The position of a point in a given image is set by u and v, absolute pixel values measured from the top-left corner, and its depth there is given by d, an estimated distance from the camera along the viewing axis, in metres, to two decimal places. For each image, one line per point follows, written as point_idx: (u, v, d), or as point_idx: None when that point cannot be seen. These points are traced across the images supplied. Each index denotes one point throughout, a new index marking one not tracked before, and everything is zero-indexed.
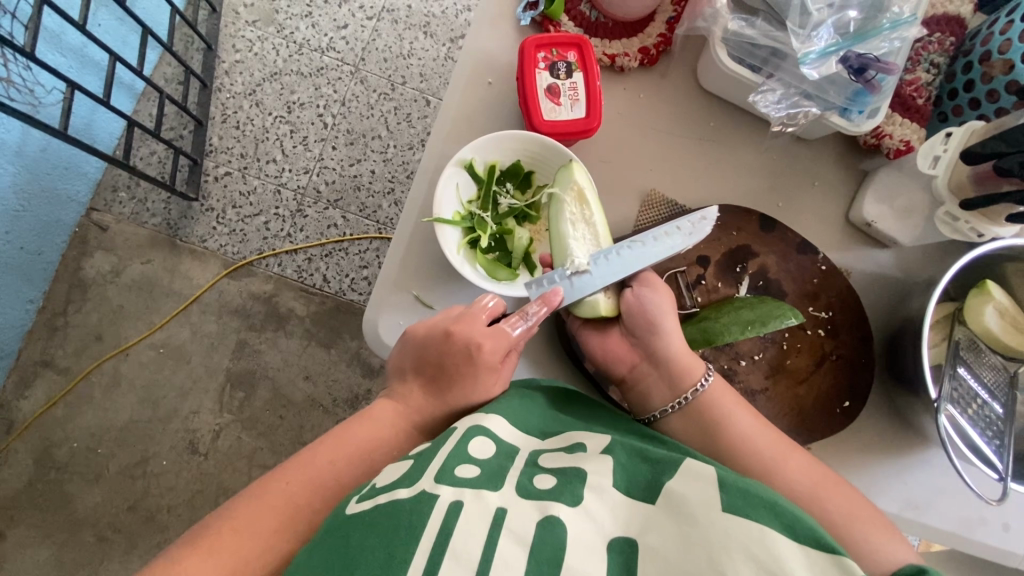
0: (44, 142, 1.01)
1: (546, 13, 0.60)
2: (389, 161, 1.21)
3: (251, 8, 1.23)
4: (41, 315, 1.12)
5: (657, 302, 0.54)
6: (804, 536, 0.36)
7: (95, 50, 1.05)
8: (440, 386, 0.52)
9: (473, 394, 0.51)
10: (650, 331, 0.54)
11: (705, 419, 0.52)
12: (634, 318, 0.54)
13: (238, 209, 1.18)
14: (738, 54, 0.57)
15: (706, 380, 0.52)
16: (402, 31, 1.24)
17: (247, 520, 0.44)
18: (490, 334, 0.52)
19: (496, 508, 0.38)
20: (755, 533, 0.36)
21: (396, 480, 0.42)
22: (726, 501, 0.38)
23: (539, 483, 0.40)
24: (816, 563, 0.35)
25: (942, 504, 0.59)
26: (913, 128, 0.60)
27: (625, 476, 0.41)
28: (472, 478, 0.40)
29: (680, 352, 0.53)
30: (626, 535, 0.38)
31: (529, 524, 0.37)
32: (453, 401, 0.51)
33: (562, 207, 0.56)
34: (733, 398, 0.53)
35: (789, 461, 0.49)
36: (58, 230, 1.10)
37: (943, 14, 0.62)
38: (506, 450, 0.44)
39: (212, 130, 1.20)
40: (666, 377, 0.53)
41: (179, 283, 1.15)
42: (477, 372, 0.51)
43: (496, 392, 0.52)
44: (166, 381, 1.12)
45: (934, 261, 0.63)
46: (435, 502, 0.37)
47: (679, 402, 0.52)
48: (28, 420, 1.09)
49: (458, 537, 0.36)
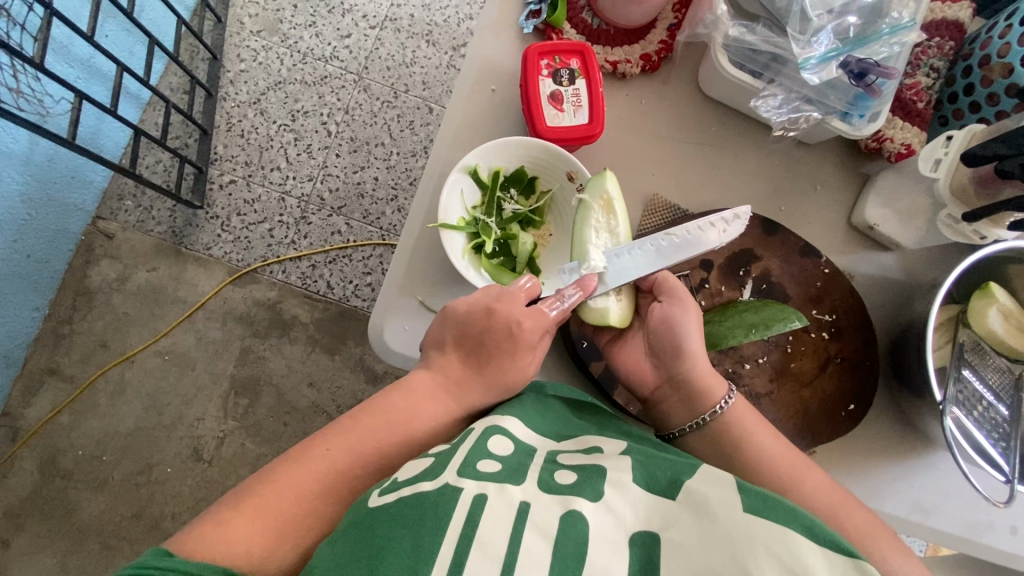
0: (51, 151, 1.03)
1: (548, 21, 0.61)
2: (392, 168, 1.22)
3: (255, 18, 1.25)
4: (47, 323, 1.13)
5: (687, 325, 0.53)
6: (825, 539, 0.36)
7: (103, 61, 1.06)
8: (480, 360, 0.52)
9: (508, 371, 0.52)
10: (675, 352, 0.53)
11: (725, 437, 0.52)
12: (660, 337, 0.54)
13: (243, 217, 1.19)
14: (740, 60, 0.57)
15: (728, 399, 0.52)
16: (405, 40, 1.25)
17: (277, 500, 0.44)
18: (529, 312, 0.52)
19: (519, 501, 0.38)
20: (778, 535, 0.36)
21: (418, 473, 0.42)
22: (748, 503, 0.38)
23: (560, 477, 0.41)
24: (837, 566, 0.35)
25: (950, 508, 0.59)
26: (913, 132, 0.60)
27: (645, 472, 0.41)
28: (494, 473, 0.40)
29: (702, 372, 0.53)
30: (648, 530, 0.38)
31: (553, 520, 0.37)
32: (489, 376, 0.52)
33: (588, 213, 0.56)
34: (755, 418, 0.53)
35: (809, 478, 0.49)
36: (65, 238, 1.11)
37: (942, 18, 0.62)
38: (525, 450, 0.45)
39: (217, 139, 1.21)
40: (686, 396, 0.53)
41: (184, 290, 1.16)
42: (515, 350, 0.52)
43: (531, 369, 0.53)
44: (170, 388, 1.13)
45: (937, 264, 0.63)
46: (459, 495, 0.38)
47: (697, 421, 0.53)
48: (33, 428, 1.09)
49: (483, 530, 0.36)
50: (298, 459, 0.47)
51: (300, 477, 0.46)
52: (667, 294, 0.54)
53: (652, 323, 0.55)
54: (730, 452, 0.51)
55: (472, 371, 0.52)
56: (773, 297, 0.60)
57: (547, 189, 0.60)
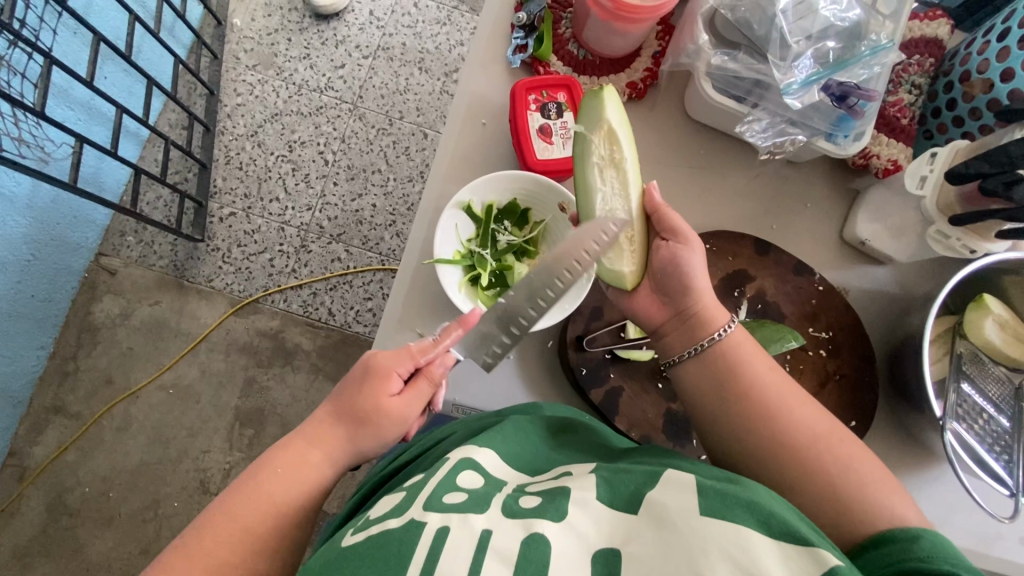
0: (53, 193, 1.05)
1: (535, 55, 0.63)
2: (389, 194, 1.23)
3: (251, 53, 1.27)
4: (52, 361, 1.13)
5: (691, 259, 0.52)
6: (780, 530, 0.35)
7: (102, 103, 1.08)
8: (349, 417, 0.50)
9: (361, 404, 0.50)
10: (680, 290, 0.52)
11: (720, 365, 0.51)
12: (665, 274, 0.53)
13: (243, 248, 1.20)
14: (723, 87, 0.59)
15: (729, 327, 0.51)
16: (398, 68, 1.28)
17: (205, 571, 0.44)
18: (396, 359, 0.51)
19: (481, 530, 0.38)
20: (730, 533, 0.35)
21: (388, 512, 0.43)
22: (703, 505, 0.37)
23: (524, 502, 0.41)
24: (792, 558, 0.34)
25: (957, 521, 0.59)
26: (899, 148, 0.61)
27: (608, 488, 0.41)
28: (459, 503, 0.41)
29: (707, 301, 0.52)
30: (611, 546, 0.37)
31: (513, 543, 0.37)
32: (359, 427, 0.50)
33: (589, 146, 0.54)
34: (753, 347, 0.52)
35: (797, 408, 0.48)
36: (68, 276, 1.13)
37: (920, 37, 0.64)
38: (494, 482, 0.45)
39: (216, 172, 1.22)
40: (688, 326, 0.52)
41: (187, 322, 1.17)
42: (370, 379, 0.50)
43: (399, 411, 0.50)
44: (176, 421, 1.13)
45: (931, 276, 0.64)
46: (423, 529, 0.38)
47: (694, 350, 0.51)
48: (40, 466, 1.10)
49: (444, 562, 0.36)
50: (206, 524, 0.46)
51: (218, 543, 0.45)
52: (667, 225, 0.53)
53: (655, 259, 0.54)
54: (725, 375, 0.50)
55: (340, 409, 0.51)
56: (769, 316, 0.60)
57: (540, 219, 0.61)
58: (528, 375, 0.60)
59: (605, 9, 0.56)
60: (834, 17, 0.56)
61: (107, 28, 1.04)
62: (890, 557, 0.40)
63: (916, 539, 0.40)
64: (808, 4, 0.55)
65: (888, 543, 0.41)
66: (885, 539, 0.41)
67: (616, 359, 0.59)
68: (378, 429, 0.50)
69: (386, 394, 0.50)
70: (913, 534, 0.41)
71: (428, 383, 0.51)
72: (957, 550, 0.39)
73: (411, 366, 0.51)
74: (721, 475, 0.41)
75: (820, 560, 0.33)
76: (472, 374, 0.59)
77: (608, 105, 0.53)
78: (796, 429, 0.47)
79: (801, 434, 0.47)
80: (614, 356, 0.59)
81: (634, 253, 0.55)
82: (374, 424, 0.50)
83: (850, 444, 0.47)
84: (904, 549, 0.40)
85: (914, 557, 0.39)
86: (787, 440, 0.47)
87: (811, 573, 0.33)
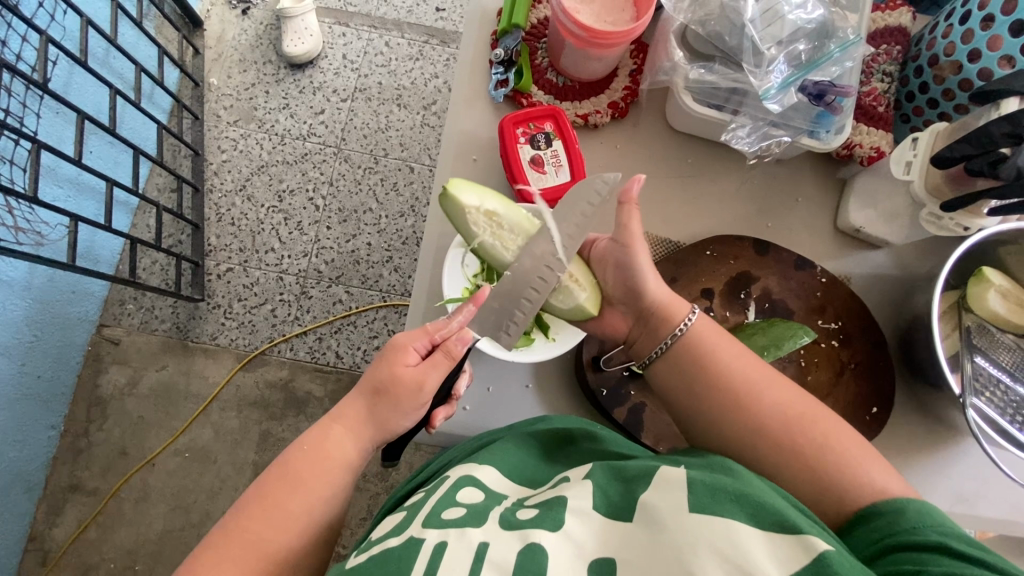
0: (50, 272, 1.04)
1: (517, 88, 0.65)
2: (383, 231, 1.24)
3: (231, 109, 1.28)
4: (63, 439, 1.12)
5: (641, 264, 0.54)
6: (770, 520, 0.36)
7: (90, 178, 1.08)
8: (366, 381, 0.52)
9: (379, 374, 0.51)
10: (636, 294, 0.54)
11: (689, 359, 0.52)
12: (621, 290, 0.55)
13: (244, 302, 1.20)
14: (703, 98, 0.61)
15: (691, 318, 0.53)
16: (377, 107, 1.29)
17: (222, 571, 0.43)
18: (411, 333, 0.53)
19: (477, 543, 0.39)
20: (720, 527, 0.35)
21: (388, 532, 0.44)
22: (693, 502, 0.37)
23: (521, 514, 0.42)
24: (781, 547, 0.34)
25: (988, 493, 0.59)
26: (880, 134, 0.63)
27: (604, 495, 0.42)
28: (457, 518, 0.42)
29: (661, 297, 0.54)
30: (605, 553, 0.38)
31: (509, 554, 0.38)
32: (372, 388, 0.51)
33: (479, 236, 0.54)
34: (721, 334, 0.53)
35: (780, 387, 0.50)
36: (71, 352, 1.12)
37: (884, 27, 0.66)
38: (495, 496, 0.46)
39: (210, 231, 1.23)
40: (650, 327, 0.54)
41: (196, 383, 1.16)
42: (388, 352, 0.52)
43: (404, 371, 0.51)
44: (195, 484, 1.11)
45: (927, 256, 0.65)
46: (421, 545, 0.40)
47: (660, 348, 0.53)
48: (62, 548, 1.07)
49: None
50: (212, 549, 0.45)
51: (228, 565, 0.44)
52: (617, 224, 0.54)
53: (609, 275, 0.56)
54: (699, 370, 0.51)
55: (362, 384, 0.52)
56: (777, 314, 0.61)
57: None
58: (548, 401, 0.61)
59: (579, 37, 0.58)
60: (802, 20, 0.58)
61: (89, 104, 1.05)
62: (880, 530, 0.41)
63: (903, 511, 0.41)
64: (774, 11, 0.57)
65: (876, 517, 0.41)
66: (871, 515, 0.42)
67: (634, 375, 0.59)
68: (394, 398, 0.50)
69: (402, 365, 0.51)
70: (899, 506, 0.41)
71: (444, 356, 0.51)
72: (940, 516, 0.40)
73: (429, 343, 0.52)
74: (714, 468, 0.41)
75: (810, 547, 0.34)
76: (487, 407, 0.60)
77: (462, 197, 0.53)
78: (771, 406, 0.48)
79: (781, 416, 0.48)
80: (632, 372, 0.59)
81: (579, 282, 0.55)
82: (386, 387, 0.50)
83: (835, 421, 0.48)
84: (892, 521, 0.41)
85: (902, 529, 0.40)
86: (766, 418, 0.48)
87: (802, 563, 0.33)
